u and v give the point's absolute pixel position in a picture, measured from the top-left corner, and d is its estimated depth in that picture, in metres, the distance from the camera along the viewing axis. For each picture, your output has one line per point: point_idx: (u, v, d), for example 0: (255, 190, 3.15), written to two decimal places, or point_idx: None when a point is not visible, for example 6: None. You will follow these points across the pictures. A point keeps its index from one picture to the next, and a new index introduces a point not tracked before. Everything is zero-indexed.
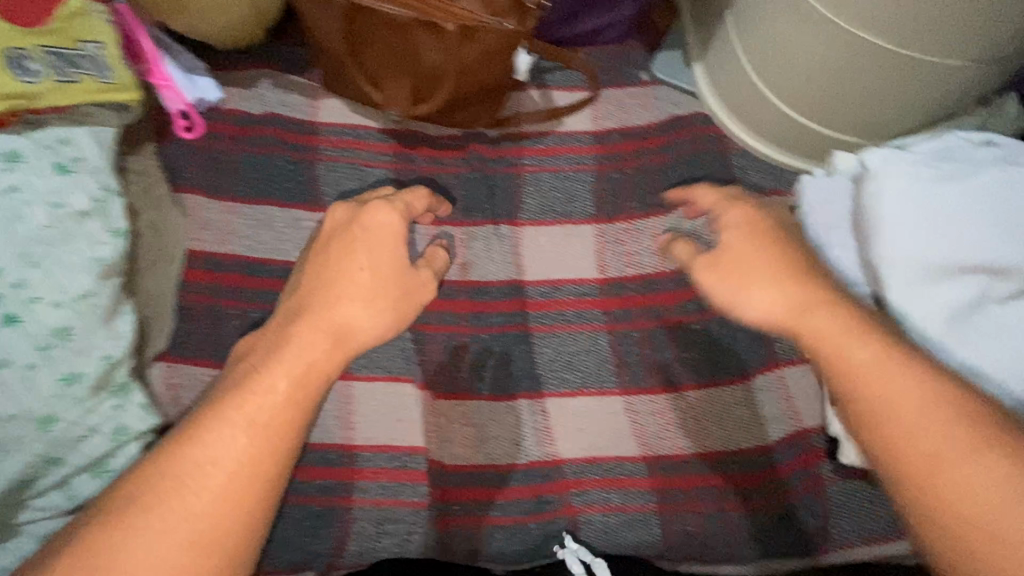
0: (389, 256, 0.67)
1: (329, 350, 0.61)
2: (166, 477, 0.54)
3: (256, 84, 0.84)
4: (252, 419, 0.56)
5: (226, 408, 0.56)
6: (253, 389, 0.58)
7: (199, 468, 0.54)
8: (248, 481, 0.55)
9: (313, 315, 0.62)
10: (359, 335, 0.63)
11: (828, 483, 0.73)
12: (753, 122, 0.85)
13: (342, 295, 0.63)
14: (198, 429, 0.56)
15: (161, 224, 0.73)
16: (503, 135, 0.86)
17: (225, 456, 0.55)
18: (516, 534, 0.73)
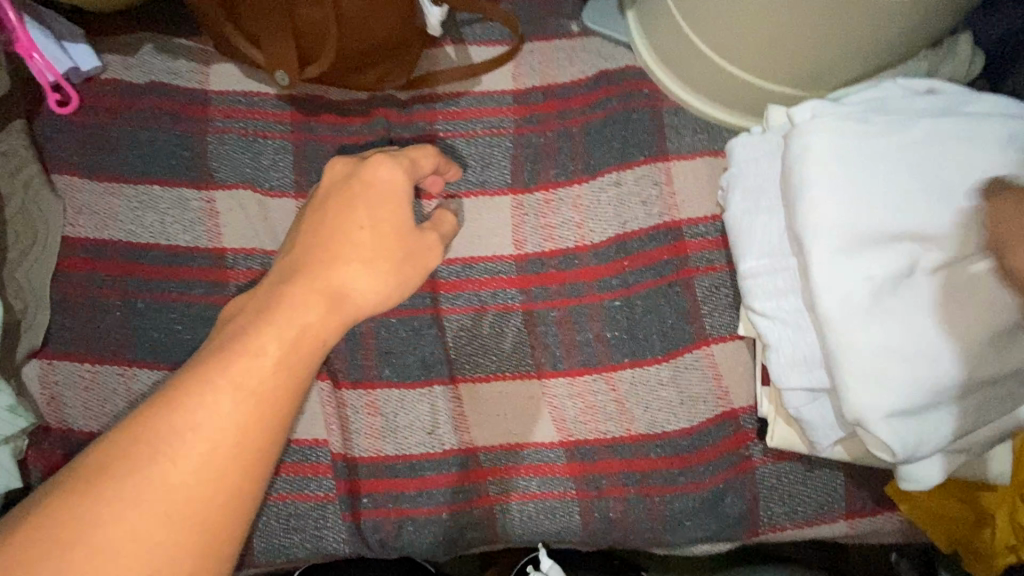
0: (392, 209, 0.52)
1: (326, 320, 0.47)
2: (133, 448, 0.39)
3: (137, 49, 0.76)
4: (244, 383, 0.42)
5: (208, 368, 0.42)
6: (236, 348, 0.43)
7: (177, 439, 0.40)
8: (236, 458, 0.41)
9: (307, 275, 0.48)
10: (357, 304, 0.49)
11: (757, 465, 0.69)
12: (686, 75, 0.77)
13: (347, 256, 0.49)
14: (178, 390, 0.41)
15: (34, 208, 0.67)
16: (414, 97, 0.79)
17: (210, 424, 0.41)
18: (427, 525, 0.69)
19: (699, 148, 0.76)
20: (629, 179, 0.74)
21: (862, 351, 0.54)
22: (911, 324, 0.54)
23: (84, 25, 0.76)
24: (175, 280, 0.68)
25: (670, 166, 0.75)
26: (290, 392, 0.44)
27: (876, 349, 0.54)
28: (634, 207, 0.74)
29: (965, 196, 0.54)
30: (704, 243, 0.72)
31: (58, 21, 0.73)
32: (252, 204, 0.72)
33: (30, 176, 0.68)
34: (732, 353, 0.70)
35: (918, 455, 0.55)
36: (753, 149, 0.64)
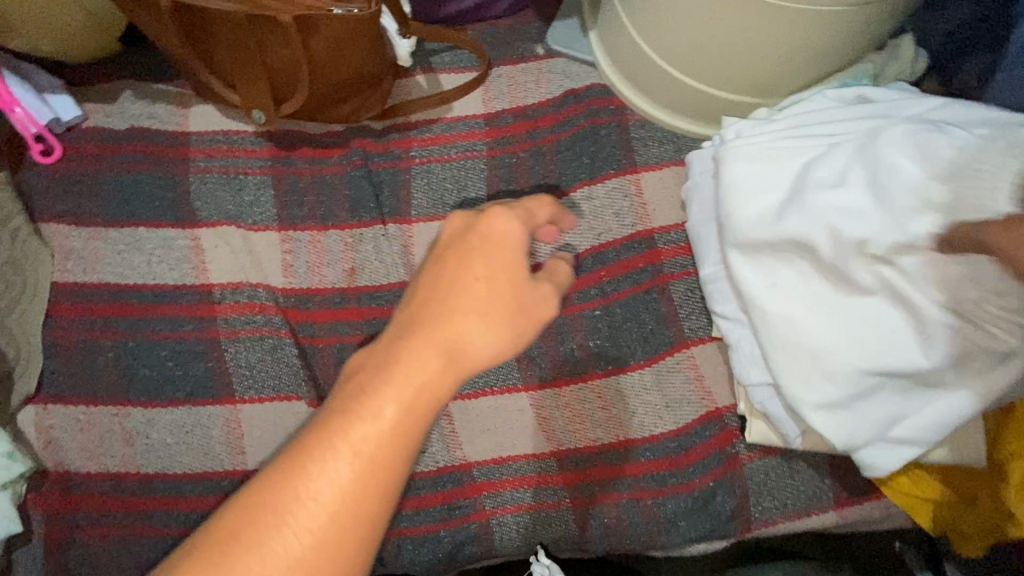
0: (510, 259, 0.44)
1: (441, 385, 0.40)
2: (259, 513, 0.36)
3: (119, 97, 0.78)
4: (366, 448, 0.38)
5: (334, 431, 0.38)
6: (358, 409, 0.38)
7: (300, 507, 0.36)
8: (353, 532, 0.37)
9: (421, 326, 0.41)
10: (469, 360, 0.42)
11: (744, 462, 0.71)
12: (649, 89, 0.80)
13: (466, 308, 0.42)
14: (300, 451, 0.37)
15: (22, 257, 0.69)
16: (390, 127, 0.82)
17: (334, 493, 0.37)
18: (426, 545, 0.70)
19: (666, 159, 0.79)
20: (602, 192, 0.77)
21: (798, 351, 0.60)
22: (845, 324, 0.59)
23: (64, 75, 0.78)
24: (164, 318, 0.70)
25: (640, 177, 0.77)
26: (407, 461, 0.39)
27: (811, 349, 0.60)
28: (608, 219, 0.76)
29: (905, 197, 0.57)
30: (677, 250, 0.75)
31: (36, 73, 0.75)
32: (237, 239, 0.74)
33: (17, 227, 0.69)
34: (709, 354, 0.72)
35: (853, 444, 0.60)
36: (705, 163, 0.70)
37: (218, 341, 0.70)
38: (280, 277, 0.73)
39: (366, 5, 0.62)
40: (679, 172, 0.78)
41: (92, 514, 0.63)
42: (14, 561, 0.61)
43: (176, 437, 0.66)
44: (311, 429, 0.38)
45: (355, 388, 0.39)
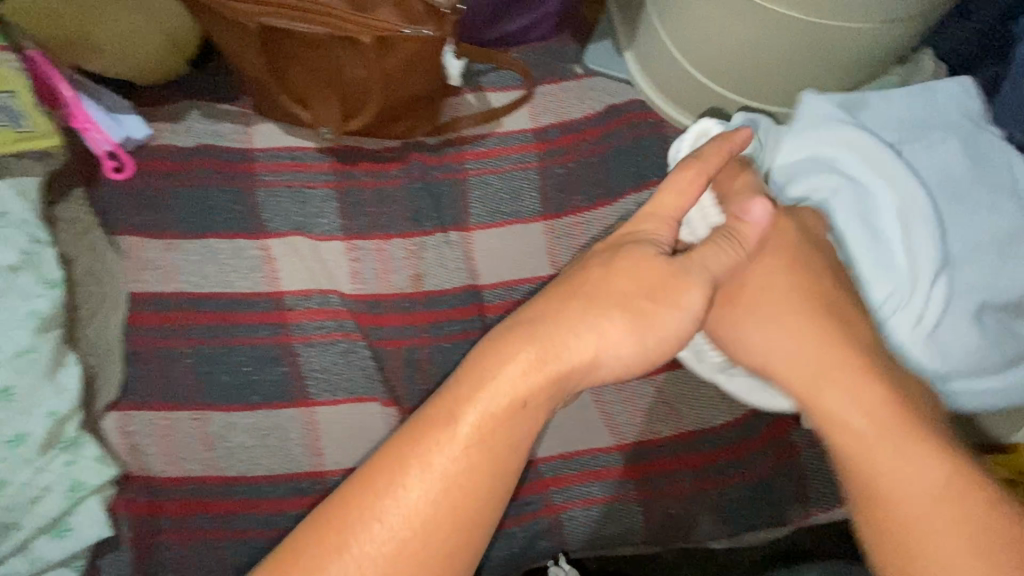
0: (636, 264, 0.50)
1: (546, 390, 0.46)
2: (374, 498, 0.44)
3: (185, 117, 0.81)
4: (476, 445, 0.45)
5: (435, 427, 0.45)
6: (461, 407, 0.46)
7: (412, 491, 0.44)
8: (463, 511, 0.44)
9: (544, 327, 0.47)
10: (567, 368, 0.47)
11: (800, 449, 0.74)
12: (687, 103, 0.86)
13: (590, 312, 0.48)
14: (413, 445, 0.45)
15: (100, 268, 0.71)
16: (444, 142, 0.86)
17: (427, 481, 0.44)
18: (499, 539, 0.72)
19: None
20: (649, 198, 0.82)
21: None
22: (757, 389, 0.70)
23: (132, 96, 0.81)
24: (239, 325, 0.72)
25: None
26: (505, 459, 0.46)
27: None
28: None
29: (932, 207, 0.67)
30: None
31: (106, 94, 0.78)
32: (306, 248, 0.77)
33: (93, 238, 0.72)
34: None
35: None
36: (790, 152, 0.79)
37: (292, 346, 0.72)
38: (349, 283, 0.76)
39: (437, 27, 0.68)
40: None
41: (174, 519, 0.64)
42: (100, 566, 0.62)
43: (256, 440, 0.68)
44: (425, 425, 0.46)
45: (464, 386, 0.46)
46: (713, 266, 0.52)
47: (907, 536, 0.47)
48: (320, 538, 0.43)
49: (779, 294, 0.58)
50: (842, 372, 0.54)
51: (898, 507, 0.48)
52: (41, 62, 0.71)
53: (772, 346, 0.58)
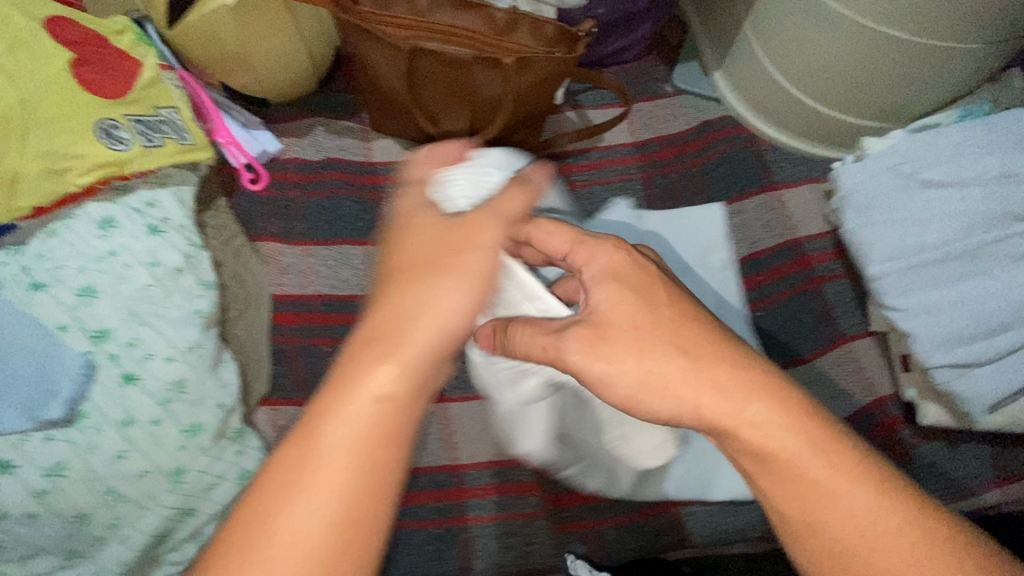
0: (417, 242, 0.48)
1: (397, 378, 0.42)
2: (249, 532, 0.38)
3: (311, 132, 0.86)
4: (344, 445, 0.40)
5: (294, 452, 0.40)
6: (320, 418, 0.41)
7: (298, 508, 0.38)
8: (357, 526, 0.38)
9: (385, 307, 0.45)
10: (413, 340, 0.43)
11: (913, 446, 0.76)
12: (781, 120, 0.91)
13: (421, 280, 0.46)
14: (292, 463, 0.39)
15: (245, 272, 0.75)
16: (548, 155, 0.90)
17: (307, 520, 0.38)
18: (625, 534, 0.72)
19: (801, 177, 0.89)
20: (748, 207, 0.87)
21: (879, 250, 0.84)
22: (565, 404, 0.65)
23: (261, 113, 0.86)
24: None
25: (781, 194, 0.88)
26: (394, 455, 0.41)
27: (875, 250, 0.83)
28: (758, 230, 0.86)
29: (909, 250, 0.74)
30: (824, 255, 0.85)
31: (238, 110, 0.82)
32: None
33: (237, 243, 0.76)
34: (865, 349, 0.80)
35: (612, 479, 0.70)
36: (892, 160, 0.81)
37: None
38: None
39: (568, 51, 0.73)
40: (820, 185, 0.89)
41: None
42: None
43: None
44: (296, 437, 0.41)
45: (327, 390, 0.42)
46: (507, 207, 0.51)
47: (852, 556, 0.41)
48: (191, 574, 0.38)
49: (634, 323, 0.47)
50: (713, 400, 0.44)
51: (861, 532, 0.41)
52: (190, 80, 0.76)
53: (663, 387, 0.45)
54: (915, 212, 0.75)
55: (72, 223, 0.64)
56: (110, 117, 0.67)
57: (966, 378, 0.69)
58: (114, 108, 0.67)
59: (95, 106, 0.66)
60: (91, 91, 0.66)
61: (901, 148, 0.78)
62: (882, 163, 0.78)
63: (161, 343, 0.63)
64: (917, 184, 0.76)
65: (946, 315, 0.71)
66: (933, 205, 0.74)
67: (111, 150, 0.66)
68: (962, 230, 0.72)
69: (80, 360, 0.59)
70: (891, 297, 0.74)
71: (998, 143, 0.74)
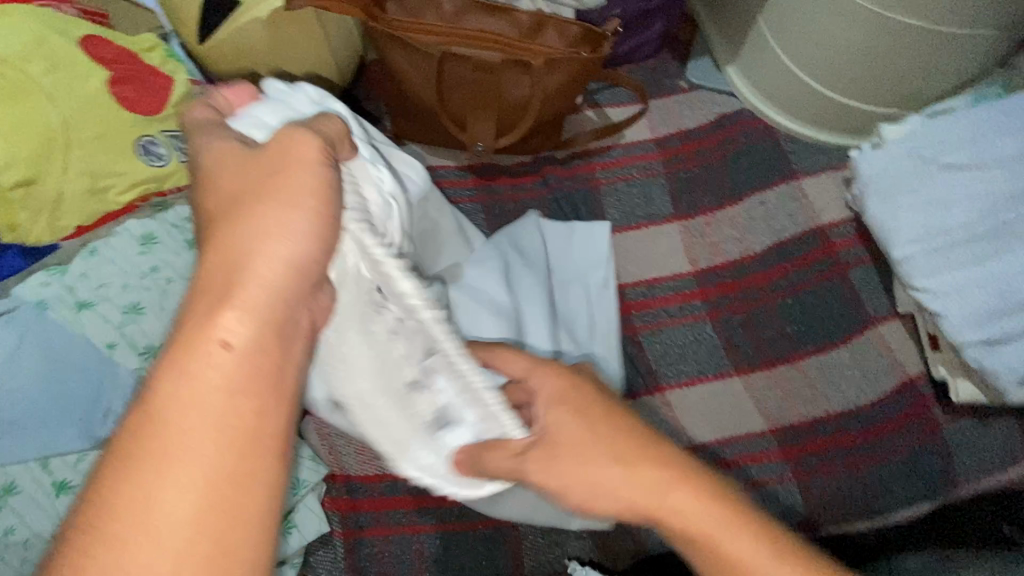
0: (234, 174, 0.42)
1: (252, 317, 0.36)
2: (110, 520, 0.32)
3: None
4: (204, 406, 0.34)
5: (153, 414, 0.34)
6: (174, 379, 0.35)
7: (157, 480, 0.32)
8: (237, 478, 0.34)
9: (215, 250, 0.38)
10: (256, 277, 0.37)
11: (943, 425, 0.78)
12: (796, 111, 0.93)
13: (243, 215, 0.39)
14: (139, 444, 0.33)
15: None
16: (572, 155, 0.92)
17: (180, 479, 0.33)
18: None
19: (821, 166, 0.91)
20: (772, 196, 0.89)
21: None
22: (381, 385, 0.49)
23: None
24: None
25: (802, 183, 0.90)
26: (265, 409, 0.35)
27: None
28: (782, 219, 0.87)
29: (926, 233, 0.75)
30: (849, 241, 0.86)
31: None
32: None
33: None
34: (892, 330, 0.82)
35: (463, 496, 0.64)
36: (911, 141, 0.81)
37: None
38: None
39: (594, 50, 0.75)
40: (839, 173, 0.90)
41: (372, 515, 0.71)
42: (312, 563, 0.68)
43: None
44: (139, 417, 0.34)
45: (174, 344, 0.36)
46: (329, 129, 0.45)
47: None
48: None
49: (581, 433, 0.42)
50: (635, 491, 0.41)
51: None
52: None
53: (597, 488, 0.41)
54: (936, 195, 0.76)
55: (113, 240, 0.64)
56: (149, 134, 0.67)
57: (998, 355, 0.71)
58: (152, 125, 0.68)
59: (135, 124, 0.66)
60: (129, 109, 0.66)
61: (917, 131, 0.79)
62: (902, 148, 0.79)
63: None
64: (938, 167, 0.77)
65: (973, 294, 0.72)
66: (956, 187, 0.76)
67: (151, 168, 0.67)
68: (984, 210, 0.74)
69: (133, 378, 0.60)
70: (919, 279, 0.75)
71: (1011, 125, 0.76)
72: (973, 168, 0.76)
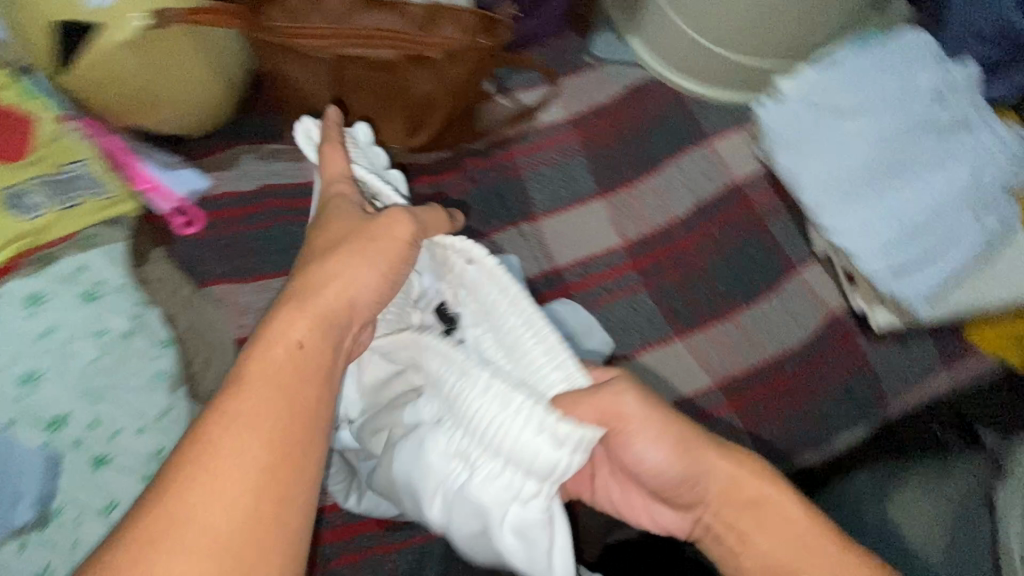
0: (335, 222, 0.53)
1: (314, 333, 0.46)
2: (185, 469, 0.38)
3: (238, 161, 0.81)
4: (267, 403, 0.41)
5: (245, 378, 0.42)
6: (268, 346, 0.44)
7: (207, 477, 0.38)
8: (297, 434, 0.41)
9: (307, 273, 0.49)
10: (325, 299, 0.47)
11: (869, 353, 0.83)
12: (699, 74, 0.95)
13: (328, 254, 0.50)
14: (188, 456, 0.39)
15: (202, 322, 0.69)
16: (490, 144, 0.90)
17: (251, 432, 0.40)
18: None
19: (729, 125, 0.94)
20: (688, 161, 0.91)
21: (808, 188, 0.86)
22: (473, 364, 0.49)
23: (180, 150, 0.80)
24: None
25: (714, 144, 0.92)
26: (304, 423, 0.42)
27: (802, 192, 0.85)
28: (700, 182, 0.90)
29: (834, 176, 0.80)
30: (764, 194, 0.90)
31: (157, 152, 0.78)
32: None
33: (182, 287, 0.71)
34: (815, 273, 0.87)
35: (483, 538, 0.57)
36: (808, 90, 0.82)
37: None
38: None
39: (492, 36, 0.73)
40: (746, 130, 0.94)
41: (337, 545, 0.68)
42: None
43: None
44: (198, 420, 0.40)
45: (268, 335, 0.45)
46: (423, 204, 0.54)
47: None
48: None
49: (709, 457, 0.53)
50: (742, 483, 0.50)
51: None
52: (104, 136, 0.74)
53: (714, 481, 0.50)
54: (836, 139, 0.80)
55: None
56: (16, 185, 0.67)
57: (906, 281, 0.76)
58: (16, 173, 0.67)
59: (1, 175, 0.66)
60: None
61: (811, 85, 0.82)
62: (798, 98, 0.82)
63: (126, 416, 0.60)
64: (830, 113, 0.81)
65: (879, 228, 0.77)
66: (848, 129, 0.80)
67: (23, 220, 0.66)
68: (877, 146, 0.79)
69: (42, 454, 0.56)
70: (827, 220, 0.79)
71: (887, 64, 0.81)
72: (865, 110, 0.80)
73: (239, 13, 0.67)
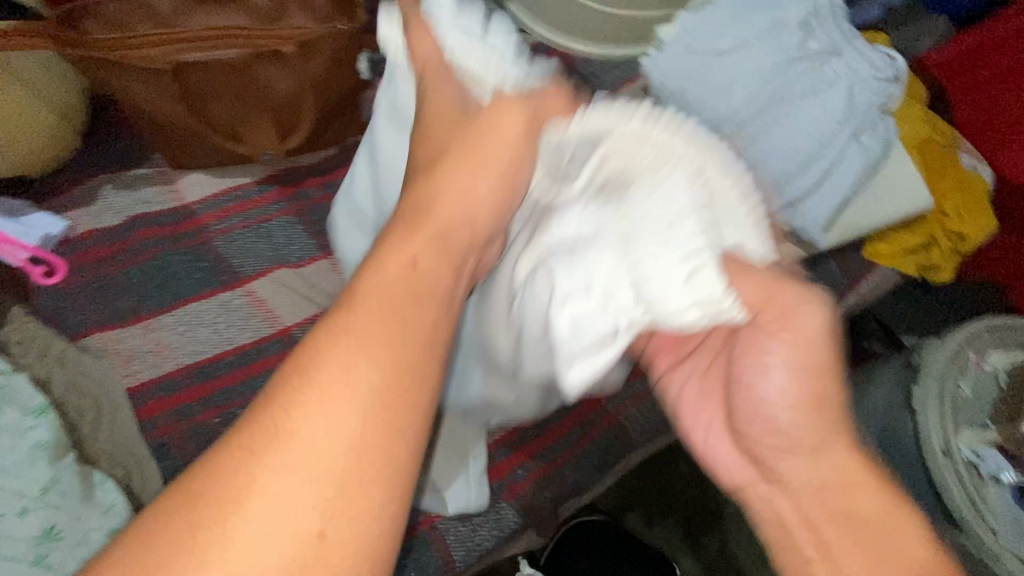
0: (450, 128, 0.48)
1: (431, 249, 0.40)
2: (264, 409, 0.32)
3: (99, 195, 0.73)
4: (373, 321, 0.35)
5: (347, 305, 0.35)
6: (378, 256, 0.38)
7: (308, 407, 0.31)
8: (403, 383, 0.33)
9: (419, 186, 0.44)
10: (443, 211, 0.42)
11: None
12: (582, 34, 0.92)
13: (436, 169, 0.45)
14: (289, 373, 0.33)
15: (84, 378, 0.64)
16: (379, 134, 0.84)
17: (347, 367, 0.33)
18: (582, 463, 0.73)
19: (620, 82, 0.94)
20: None
21: None
22: (680, 186, 0.44)
23: (29, 193, 0.73)
24: (256, 377, 0.67)
25: None
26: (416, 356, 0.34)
27: None
28: None
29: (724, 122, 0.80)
30: None
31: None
32: (295, 279, 0.72)
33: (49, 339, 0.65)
34: None
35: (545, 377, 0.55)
36: (685, 38, 0.82)
37: None
38: None
39: (349, 19, 0.67)
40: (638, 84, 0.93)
41: None
42: None
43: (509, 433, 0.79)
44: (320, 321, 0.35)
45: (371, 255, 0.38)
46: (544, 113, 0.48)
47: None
48: (177, 514, 0.30)
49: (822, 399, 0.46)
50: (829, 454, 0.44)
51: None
52: None
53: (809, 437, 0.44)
54: (719, 83, 0.81)
55: None
56: None
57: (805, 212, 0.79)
58: None
59: None
60: None
61: (685, 32, 0.82)
62: (678, 47, 0.82)
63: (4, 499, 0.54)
64: (711, 56, 0.81)
65: (768, 164, 0.79)
66: (731, 71, 0.80)
67: None
68: (757, 86, 0.80)
69: None
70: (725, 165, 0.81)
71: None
72: (742, 49, 0.81)
73: (53, 32, 0.62)
